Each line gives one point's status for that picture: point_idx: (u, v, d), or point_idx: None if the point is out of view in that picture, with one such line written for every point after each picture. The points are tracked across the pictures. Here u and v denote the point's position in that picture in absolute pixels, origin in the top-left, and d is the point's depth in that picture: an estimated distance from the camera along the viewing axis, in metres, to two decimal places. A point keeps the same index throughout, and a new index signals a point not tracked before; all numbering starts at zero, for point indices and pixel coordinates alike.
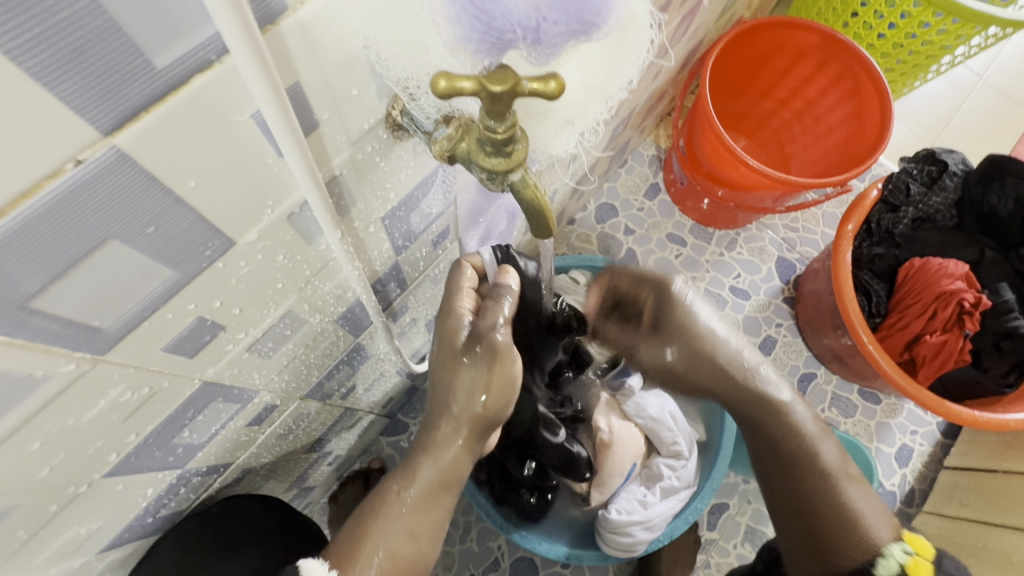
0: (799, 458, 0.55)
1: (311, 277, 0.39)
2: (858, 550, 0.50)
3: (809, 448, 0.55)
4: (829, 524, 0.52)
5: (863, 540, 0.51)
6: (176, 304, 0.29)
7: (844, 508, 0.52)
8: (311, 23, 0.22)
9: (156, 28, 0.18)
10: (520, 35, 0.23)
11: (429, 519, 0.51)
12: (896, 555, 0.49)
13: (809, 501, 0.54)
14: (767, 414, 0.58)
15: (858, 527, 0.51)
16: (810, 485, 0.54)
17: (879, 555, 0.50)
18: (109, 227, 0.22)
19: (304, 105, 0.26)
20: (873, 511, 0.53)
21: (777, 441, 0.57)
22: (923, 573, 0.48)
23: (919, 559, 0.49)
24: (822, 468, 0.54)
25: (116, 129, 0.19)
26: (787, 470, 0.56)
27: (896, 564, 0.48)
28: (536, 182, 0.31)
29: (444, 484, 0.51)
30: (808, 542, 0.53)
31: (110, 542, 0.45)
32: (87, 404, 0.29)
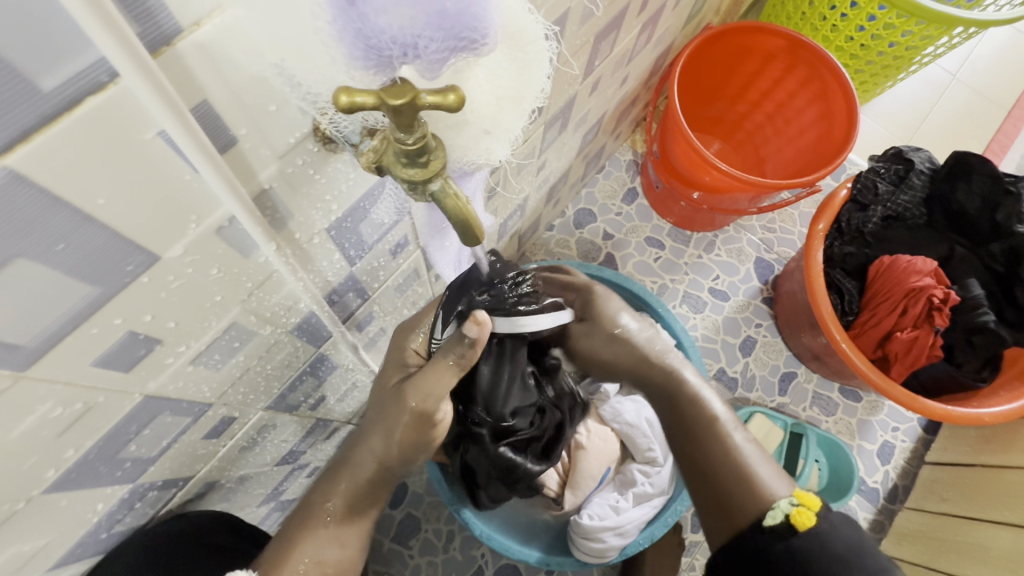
0: (697, 426, 0.61)
1: (254, 289, 0.39)
2: (751, 506, 0.56)
3: (704, 416, 0.61)
4: (730, 484, 0.58)
5: (757, 494, 0.56)
6: (100, 319, 0.29)
7: (739, 466, 0.58)
8: (210, 45, 0.23)
9: (34, 56, 0.18)
10: (398, 51, 0.24)
11: (353, 531, 0.57)
12: (783, 507, 0.54)
13: (715, 471, 0.59)
14: (674, 389, 0.64)
15: (752, 488, 0.56)
16: (712, 455, 0.59)
17: (769, 509, 0.55)
18: (13, 245, 0.23)
19: (216, 122, 0.26)
20: (768, 469, 0.58)
21: (683, 413, 0.62)
22: (806, 521, 0.52)
23: (803, 508, 0.53)
24: (719, 434, 0.60)
25: (5, 152, 0.20)
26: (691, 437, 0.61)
27: (783, 516, 0.53)
28: (456, 191, 0.31)
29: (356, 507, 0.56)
30: (712, 501, 0.59)
31: (61, 559, 0.45)
32: (13, 419, 0.29)
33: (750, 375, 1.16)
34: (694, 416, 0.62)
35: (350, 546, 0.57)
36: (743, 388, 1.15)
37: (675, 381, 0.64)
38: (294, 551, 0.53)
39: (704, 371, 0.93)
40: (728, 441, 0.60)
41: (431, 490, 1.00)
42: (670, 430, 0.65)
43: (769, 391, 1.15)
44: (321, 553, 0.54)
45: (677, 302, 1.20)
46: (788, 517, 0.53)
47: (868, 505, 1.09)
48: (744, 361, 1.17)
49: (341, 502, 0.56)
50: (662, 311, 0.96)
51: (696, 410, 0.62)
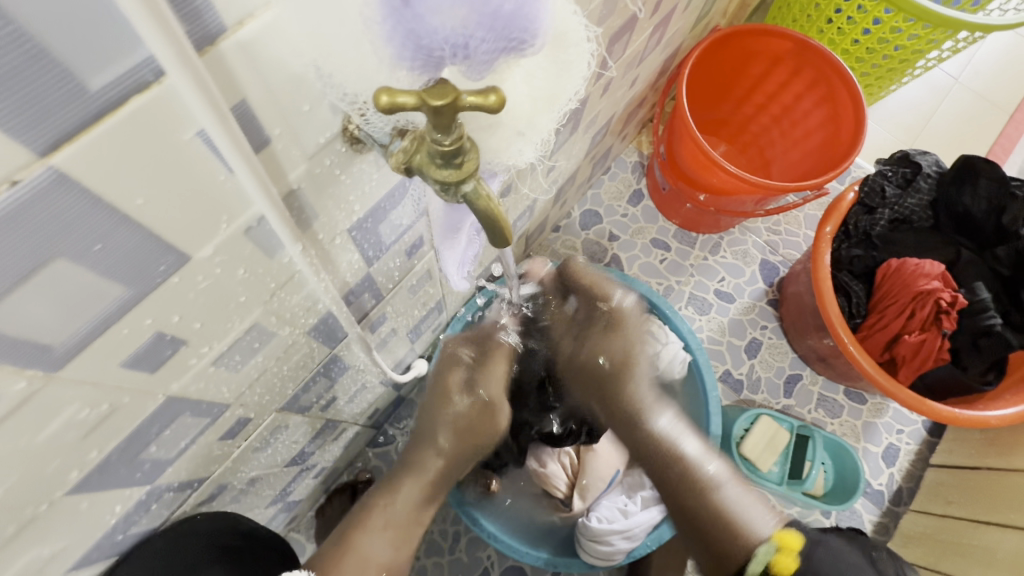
0: (678, 477, 0.65)
1: (276, 290, 0.39)
2: (738, 551, 0.58)
3: (680, 462, 0.66)
4: (713, 528, 0.61)
5: (741, 540, 0.58)
6: (131, 319, 0.29)
7: (718, 509, 0.62)
8: (252, 44, 0.23)
9: (85, 55, 0.18)
10: (448, 52, 0.24)
11: (404, 534, 0.65)
12: (764, 553, 0.57)
13: (692, 507, 0.63)
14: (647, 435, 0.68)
15: (734, 532, 0.59)
16: (695, 498, 0.63)
17: (753, 552, 0.57)
18: (52, 245, 0.22)
19: (252, 122, 0.26)
20: (749, 508, 0.61)
21: (659, 460, 0.67)
22: (787, 567, 0.55)
23: (784, 552, 0.56)
24: (696, 483, 0.64)
25: (50, 150, 0.19)
26: (669, 486, 0.66)
27: (766, 561, 0.56)
28: (488, 193, 0.31)
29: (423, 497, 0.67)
30: (704, 550, 0.62)
31: (78, 561, 0.44)
32: (42, 421, 0.29)
33: (756, 377, 1.16)
34: (672, 463, 0.66)
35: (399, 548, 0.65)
36: (748, 390, 1.15)
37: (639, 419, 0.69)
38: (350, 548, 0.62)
39: (712, 373, 0.93)
40: (707, 486, 0.63)
41: None
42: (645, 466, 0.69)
43: (774, 394, 1.15)
44: (377, 554, 0.63)
45: (683, 303, 1.20)
46: (770, 563, 0.56)
47: (874, 508, 1.09)
48: (750, 363, 1.17)
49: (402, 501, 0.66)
50: (670, 313, 0.95)
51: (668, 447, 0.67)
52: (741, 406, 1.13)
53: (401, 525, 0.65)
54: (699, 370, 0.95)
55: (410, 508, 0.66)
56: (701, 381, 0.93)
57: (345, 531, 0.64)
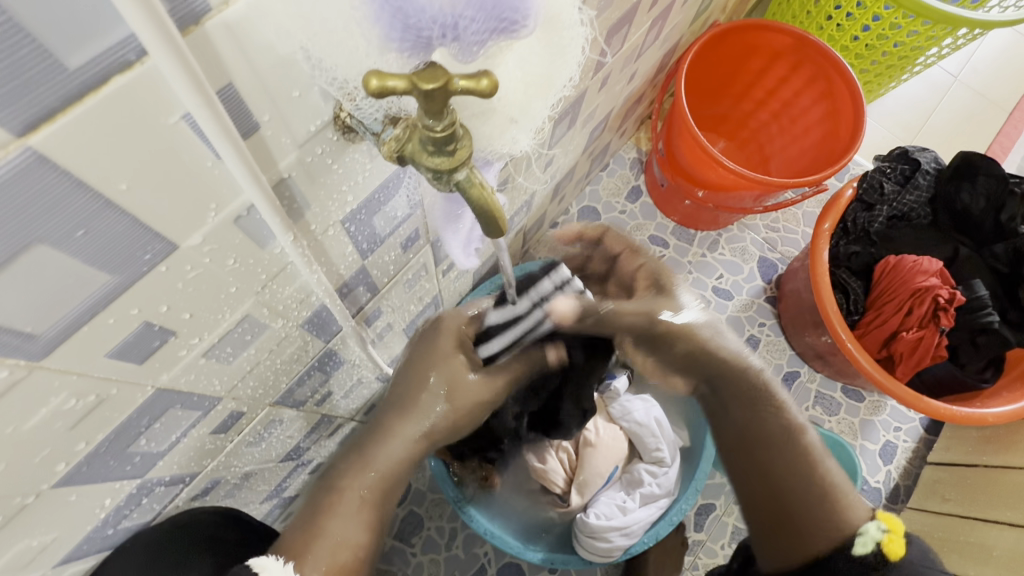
0: (779, 440, 0.57)
1: (268, 281, 0.38)
2: (833, 531, 0.53)
3: (790, 431, 0.57)
4: (809, 502, 0.54)
5: (840, 520, 0.53)
6: (117, 309, 0.28)
7: (820, 483, 0.55)
8: (237, 27, 0.22)
9: (61, 31, 0.18)
10: (437, 32, 0.23)
11: (381, 512, 0.48)
12: (873, 534, 0.51)
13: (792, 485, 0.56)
14: (755, 405, 0.59)
15: (835, 512, 0.54)
16: (792, 465, 0.56)
17: (856, 534, 0.52)
18: (32, 230, 0.22)
19: (239, 107, 0.25)
20: (844, 485, 0.56)
21: (758, 415, 0.58)
22: (898, 551, 0.49)
23: (892, 535, 0.51)
24: (802, 451, 0.56)
25: (29, 131, 0.19)
26: (763, 446, 0.57)
27: (874, 543, 0.50)
28: (481, 181, 0.31)
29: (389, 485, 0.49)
30: (792, 530, 0.55)
31: (68, 555, 0.44)
32: (27, 411, 0.28)
33: None
34: (773, 423, 0.58)
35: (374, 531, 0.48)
36: None
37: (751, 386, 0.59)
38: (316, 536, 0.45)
39: None
40: (812, 457, 0.56)
41: (433, 488, 0.99)
42: (735, 438, 0.60)
43: None
44: (346, 535, 0.46)
45: None
46: (878, 545, 0.50)
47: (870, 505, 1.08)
48: None
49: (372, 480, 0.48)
50: None
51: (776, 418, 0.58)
52: None
53: (378, 499, 0.48)
54: None
55: (386, 486, 0.48)
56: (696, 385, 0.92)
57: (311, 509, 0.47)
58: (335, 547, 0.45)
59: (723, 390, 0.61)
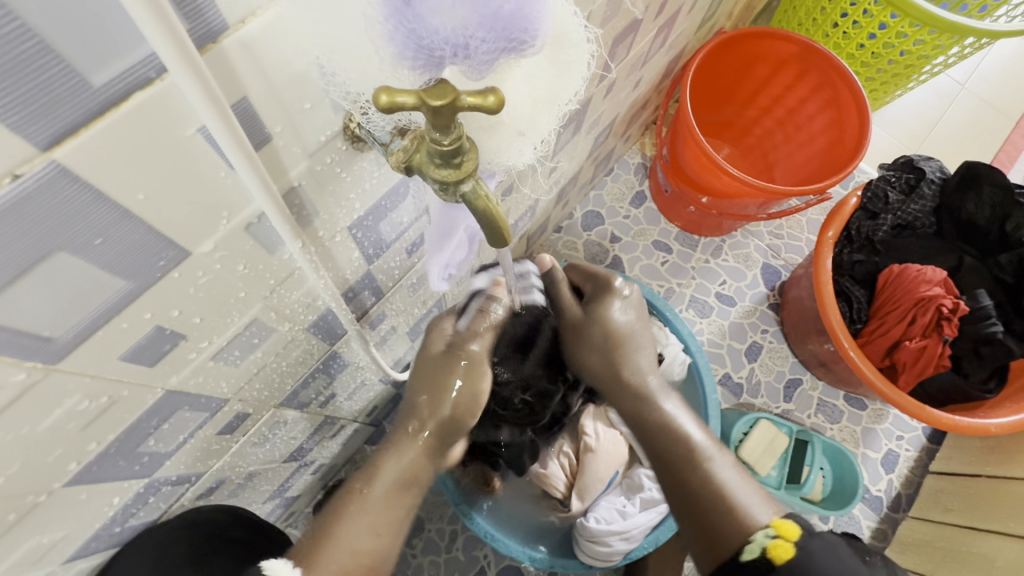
0: (677, 454, 0.55)
1: (276, 286, 0.39)
2: (731, 538, 0.49)
3: (685, 442, 0.55)
4: (711, 517, 0.51)
5: (737, 525, 0.50)
6: (131, 314, 0.29)
7: (716, 493, 0.52)
8: (253, 43, 0.23)
9: (87, 49, 0.18)
10: (450, 51, 0.24)
11: (388, 519, 0.52)
12: (760, 540, 0.47)
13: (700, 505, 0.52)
14: (649, 423, 0.58)
15: (733, 513, 0.50)
16: (687, 475, 0.54)
17: (747, 541, 0.48)
18: (53, 239, 0.23)
19: (253, 119, 0.26)
20: (745, 490, 0.52)
21: (657, 441, 0.57)
22: (784, 556, 0.46)
23: (780, 541, 0.47)
24: (695, 461, 0.54)
25: (53, 145, 0.20)
26: (664, 464, 0.56)
27: (760, 549, 0.47)
28: (487, 193, 0.31)
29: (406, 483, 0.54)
30: (698, 546, 0.52)
31: (77, 552, 0.45)
32: (42, 412, 0.29)
33: (756, 381, 1.16)
34: (665, 441, 0.56)
35: (387, 535, 0.51)
36: (748, 393, 1.15)
37: (659, 426, 0.57)
38: (331, 541, 0.49)
39: (711, 376, 0.93)
40: (704, 467, 0.53)
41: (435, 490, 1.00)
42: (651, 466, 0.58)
43: (774, 397, 1.15)
44: (359, 543, 0.50)
45: (684, 306, 1.20)
46: (766, 550, 0.47)
47: (872, 514, 1.09)
48: (750, 367, 1.16)
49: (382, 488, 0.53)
50: (670, 315, 0.95)
51: (677, 443, 0.55)
52: (741, 409, 1.12)
53: (386, 508, 0.52)
54: (699, 374, 0.94)
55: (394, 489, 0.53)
56: (701, 385, 0.93)
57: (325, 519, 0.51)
58: (344, 552, 0.49)
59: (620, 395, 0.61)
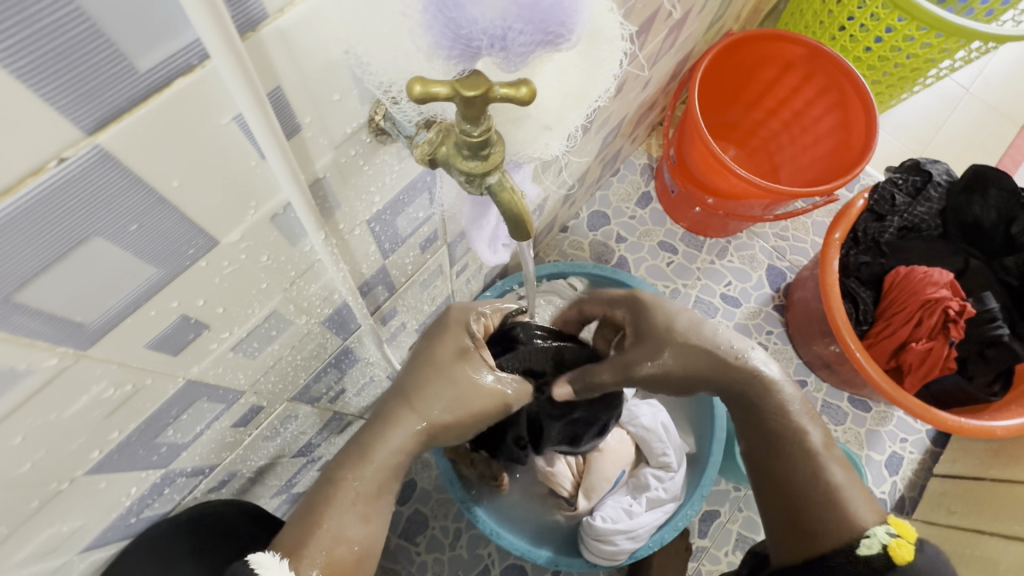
0: (788, 441, 0.55)
1: (296, 278, 0.39)
2: (839, 533, 0.50)
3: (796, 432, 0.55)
4: (818, 506, 0.52)
5: (846, 519, 0.50)
6: (158, 302, 0.29)
7: (825, 489, 0.53)
8: (292, 32, 0.23)
9: (135, 34, 0.19)
10: (486, 42, 0.24)
11: (380, 505, 0.48)
12: (880, 536, 0.48)
13: (807, 493, 0.53)
14: (760, 408, 0.56)
15: (843, 505, 0.51)
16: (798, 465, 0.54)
17: (862, 536, 0.49)
18: (91, 224, 0.23)
19: (285, 109, 0.26)
20: (853, 488, 0.53)
21: (767, 426, 0.56)
22: (906, 556, 0.46)
23: (902, 541, 0.47)
24: (809, 453, 0.54)
25: (97, 129, 0.20)
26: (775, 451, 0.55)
27: (880, 546, 0.48)
28: (512, 185, 0.32)
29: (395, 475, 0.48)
30: (795, 531, 0.53)
31: (92, 542, 0.45)
32: (69, 398, 0.29)
33: None
34: (780, 427, 0.55)
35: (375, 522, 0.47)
36: None
37: (771, 412, 0.56)
38: (319, 526, 0.45)
39: None
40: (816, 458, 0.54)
41: (440, 487, 1.00)
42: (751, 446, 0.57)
43: None
44: (345, 529, 0.45)
45: (689, 307, 1.20)
46: (885, 548, 0.47)
47: None
48: None
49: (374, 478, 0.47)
50: None
51: (789, 429, 0.55)
52: None
53: (373, 494, 0.47)
54: None
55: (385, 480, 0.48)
56: None
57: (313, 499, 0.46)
58: (333, 542, 0.45)
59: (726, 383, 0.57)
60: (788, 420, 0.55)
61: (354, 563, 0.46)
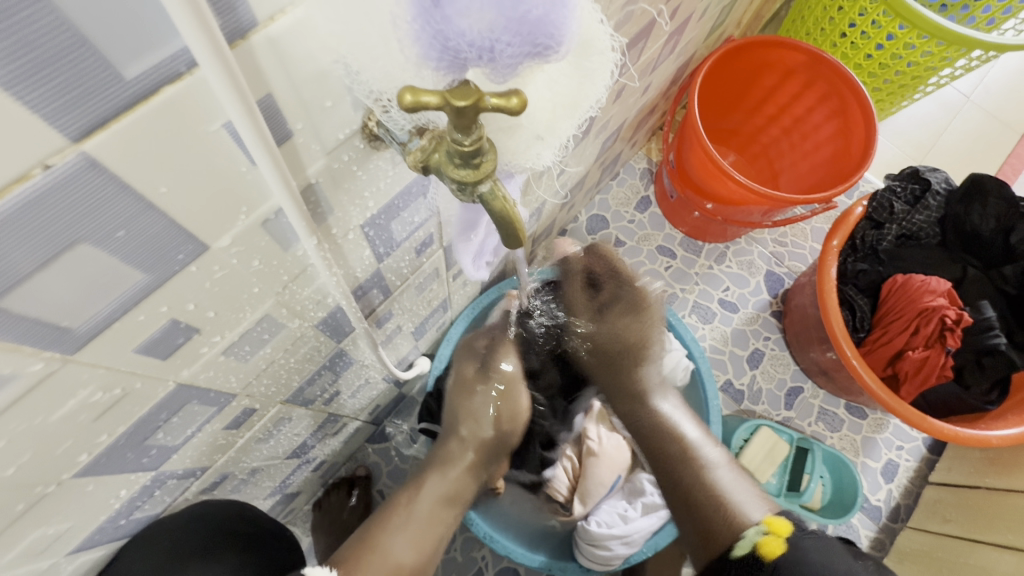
0: (672, 459, 0.68)
1: (288, 282, 0.39)
2: (728, 530, 0.60)
3: (679, 441, 0.69)
4: (707, 510, 0.63)
5: (731, 525, 0.60)
6: (147, 306, 0.29)
7: (717, 494, 0.64)
8: (281, 39, 0.23)
9: (121, 42, 0.18)
10: (474, 54, 0.24)
11: (432, 532, 0.68)
12: (751, 537, 0.57)
13: (693, 499, 0.65)
14: (660, 439, 0.70)
15: (729, 509, 0.62)
16: (687, 476, 0.67)
17: (739, 538, 0.58)
18: (78, 230, 0.23)
19: (276, 115, 0.26)
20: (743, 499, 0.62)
21: (665, 448, 0.70)
22: (774, 552, 0.54)
23: (772, 536, 0.56)
24: (694, 464, 0.67)
25: (83, 136, 0.20)
26: (671, 465, 0.68)
27: (750, 545, 0.57)
28: (505, 194, 0.32)
29: (447, 499, 0.71)
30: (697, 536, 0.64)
31: (82, 544, 0.45)
32: (56, 402, 0.29)
33: (757, 388, 1.16)
34: (675, 449, 0.69)
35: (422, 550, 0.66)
36: (749, 400, 1.15)
37: (664, 433, 0.70)
38: (376, 550, 0.63)
39: (713, 382, 0.92)
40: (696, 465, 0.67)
41: None
42: (657, 461, 0.71)
43: (775, 405, 1.15)
44: (399, 553, 0.64)
45: (687, 312, 1.20)
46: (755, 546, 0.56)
47: (871, 523, 1.09)
48: (752, 374, 1.16)
49: (425, 508, 0.68)
50: (672, 319, 0.94)
51: (672, 440, 0.70)
52: (741, 416, 1.12)
53: (425, 525, 0.68)
54: (701, 378, 0.93)
55: (434, 509, 0.69)
56: (702, 389, 0.92)
57: (370, 532, 0.65)
58: (391, 566, 0.62)
59: (636, 405, 0.73)
60: (679, 441, 0.69)
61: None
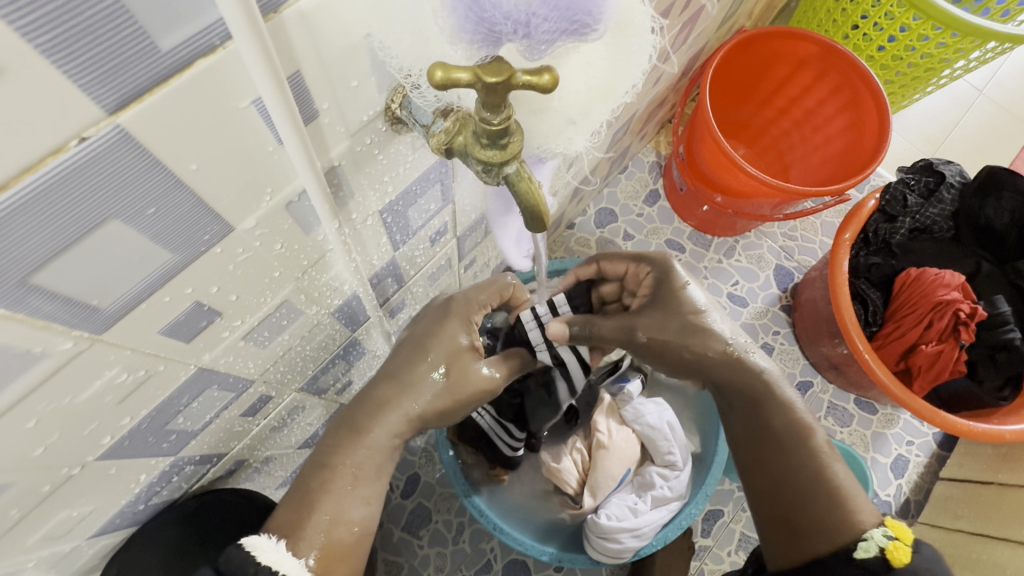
0: (785, 438, 0.52)
1: (308, 268, 0.39)
2: (838, 527, 0.48)
3: (798, 423, 0.53)
4: (813, 501, 0.49)
5: (845, 518, 0.48)
6: (173, 288, 0.29)
7: (828, 486, 0.50)
8: (312, 14, 0.23)
9: (158, 13, 0.18)
10: (511, 28, 0.24)
11: (378, 486, 0.48)
12: (877, 538, 0.45)
13: (799, 487, 0.50)
14: (760, 398, 0.54)
15: (841, 506, 0.49)
16: (799, 462, 0.51)
17: (859, 538, 0.46)
18: (109, 206, 0.23)
19: (304, 94, 0.26)
20: (854, 486, 0.50)
21: (764, 417, 0.54)
22: (904, 559, 0.44)
23: (899, 543, 0.45)
24: (812, 448, 0.51)
25: (119, 109, 0.20)
26: (776, 448, 0.52)
27: (877, 548, 0.45)
28: (530, 176, 0.31)
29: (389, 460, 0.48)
30: (786, 529, 0.50)
31: (101, 529, 0.45)
32: (82, 383, 0.29)
33: None
34: (778, 423, 0.53)
35: (373, 504, 0.47)
36: None
37: (773, 399, 0.54)
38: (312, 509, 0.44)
39: None
40: (820, 455, 0.51)
41: (443, 482, 1.00)
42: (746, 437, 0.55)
43: None
44: (344, 511, 0.45)
45: None
46: (884, 550, 0.44)
47: None
48: None
49: (372, 464, 0.47)
50: None
51: (788, 422, 0.53)
52: None
53: (373, 475, 0.47)
54: None
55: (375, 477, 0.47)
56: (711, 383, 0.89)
57: (306, 487, 0.45)
58: (331, 525, 0.45)
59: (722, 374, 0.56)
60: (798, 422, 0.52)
61: (353, 544, 0.46)
